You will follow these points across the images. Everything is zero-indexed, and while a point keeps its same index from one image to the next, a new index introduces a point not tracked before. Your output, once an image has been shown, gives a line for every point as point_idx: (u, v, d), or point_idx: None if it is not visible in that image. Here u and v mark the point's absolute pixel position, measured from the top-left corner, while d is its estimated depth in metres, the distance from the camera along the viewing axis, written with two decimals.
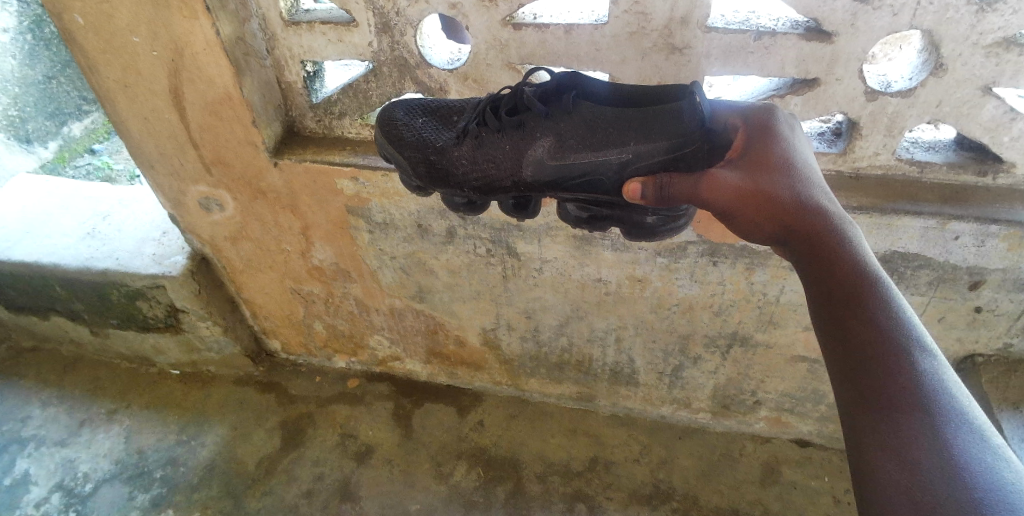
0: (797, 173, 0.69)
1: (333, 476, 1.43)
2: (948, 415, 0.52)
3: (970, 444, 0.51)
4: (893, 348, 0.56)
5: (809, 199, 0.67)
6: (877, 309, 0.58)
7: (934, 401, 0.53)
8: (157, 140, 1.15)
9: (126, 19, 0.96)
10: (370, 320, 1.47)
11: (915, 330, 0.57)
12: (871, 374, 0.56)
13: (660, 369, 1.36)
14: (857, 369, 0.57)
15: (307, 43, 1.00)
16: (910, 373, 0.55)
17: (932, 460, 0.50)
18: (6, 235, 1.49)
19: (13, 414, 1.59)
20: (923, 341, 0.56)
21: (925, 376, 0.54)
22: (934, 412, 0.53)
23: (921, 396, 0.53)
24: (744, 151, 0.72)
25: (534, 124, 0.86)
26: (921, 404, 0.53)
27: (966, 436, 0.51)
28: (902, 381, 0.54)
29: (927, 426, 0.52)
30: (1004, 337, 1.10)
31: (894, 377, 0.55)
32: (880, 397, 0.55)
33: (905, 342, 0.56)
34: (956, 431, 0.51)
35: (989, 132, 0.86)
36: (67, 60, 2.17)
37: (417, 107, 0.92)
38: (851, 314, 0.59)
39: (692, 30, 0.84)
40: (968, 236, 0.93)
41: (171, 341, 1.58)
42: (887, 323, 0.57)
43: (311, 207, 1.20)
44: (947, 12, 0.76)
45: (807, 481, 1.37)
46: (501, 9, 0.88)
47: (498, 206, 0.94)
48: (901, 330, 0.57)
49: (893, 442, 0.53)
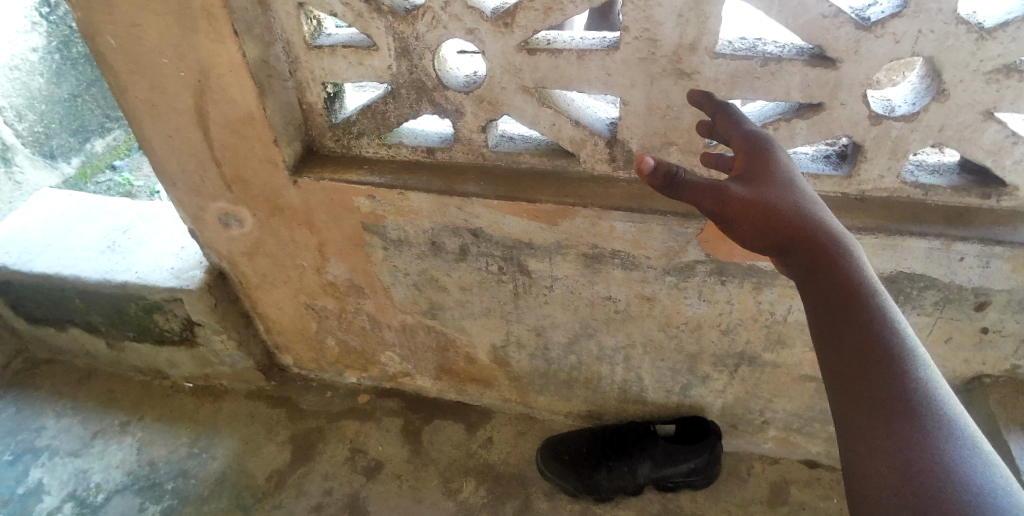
0: (800, 187, 0.71)
1: (344, 491, 1.45)
2: (941, 419, 0.56)
3: (958, 444, 0.54)
4: (890, 355, 0.60)
5: (812, 211, 0.69)
6: (875, 319, 0.63)
7: (926, 405, 0.57)
8: (179, 158, 1.19)
9: (156, 42, 1.01)
10: (381, 336, 1.49)
11: (909, 341, 0.61)
12: (869, 380, 0.60)
13: (669, 387, 1.36)
14: (852, 375, 0.61)
15: (328, 66, 1.04)
16: (905, 380, 0.58)
17: (924, 462, 0.53)
18: (27, 246, 1.53)
19: (29, 424, 1.61)
20: (916, 351, 0.60)
21: (918, 383, 0.58)
22: (927, 417, 0.56)
23: (913, 402, 0.57)
24: (749, 162, 0.73)
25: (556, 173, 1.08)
26: (916, 409, 0.57)
27: (956, 438, 0.54)
28: (900, 386, 0.58)
29: (921, 430, 0.55)
30: (1011, 359, 1.10)
31: (890, 384, 0.58)
32: (875, 400, 0.59)
33: (899, 351, 0.60)
34: (947, 433, 0.55)
35: (992, 155, 0.87)
36: (93, 79, 2.25)
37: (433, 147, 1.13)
38: (850, 323, 0.63)
39: (701, 56, 0.87)
40: (972, 256, 0.94)
41: (185, 355, 1.60)
42: (884, 334, 0.61)
43: (327, 225, 1.23)
44: (948, 39, 0.78)
45: (815, 502, 1.37)
46: (516, 35, 0.91)
47: (502, 240, 1.14)
48: (896, 339, 0.61)
49: (888, 445, 0.56)
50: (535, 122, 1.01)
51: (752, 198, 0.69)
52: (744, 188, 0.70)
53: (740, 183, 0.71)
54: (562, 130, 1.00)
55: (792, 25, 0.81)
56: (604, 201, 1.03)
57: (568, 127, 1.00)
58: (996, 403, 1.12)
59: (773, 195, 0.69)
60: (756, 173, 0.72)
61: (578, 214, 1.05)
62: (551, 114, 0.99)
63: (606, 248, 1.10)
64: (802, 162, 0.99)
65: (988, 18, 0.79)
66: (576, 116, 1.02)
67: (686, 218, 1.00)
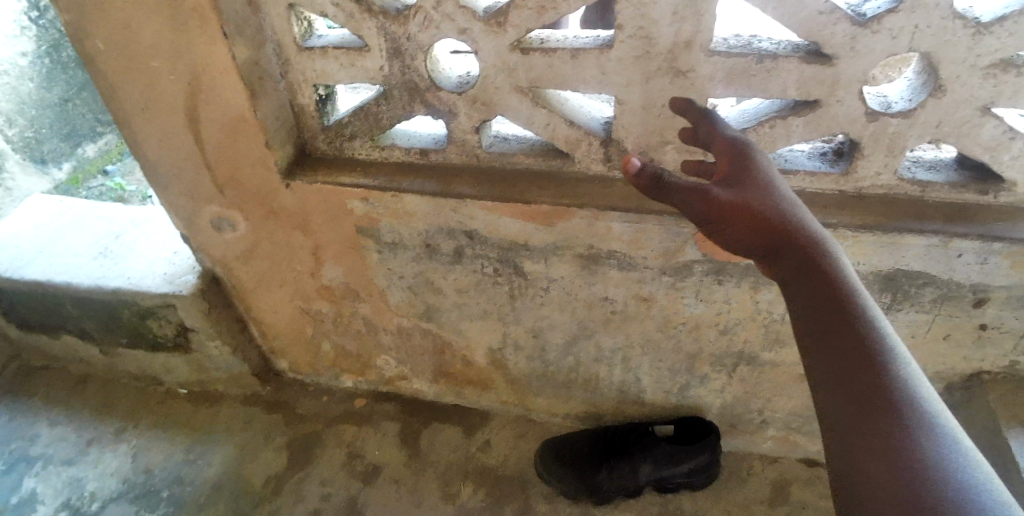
0: (783, 191, 0.71)
1: (341, 495, 1.43)
2: (925, 417, 0.55)
3: (943, 444, 0.53)
4: (872, 355, 0.59)
5: (795, 214, 0.69)
6: (859, 320, 0.62)
7: (911, 405, 0.56)
8: (172, 162, 1.17)
9: (147, 45, 1.00)
10: (377, 340, 1.48)
11: (892, 341, 0.60)
12: (855, 380, 0.59)
13: (667, 388, 1.36)
14: (839, 377, 0.60)
15: (321, 67, 1.02)
16: (890, 380, 0.58)
17: (912, 460, 0.52)
18: (19, 253, 1.51)
19: (23, 432, 1.60)
20: (900, 351, 0.60)
21: (902, 384, 0.57)
22: (913, 417, 0.55)
23: (899, 402, 0.56)
24: (733, 165, 0.73)
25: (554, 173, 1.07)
26: (900, 409, 0.56)
27: (940, 436, 0.53)
28: (884, 386, 0.57)
29: (907, 430, 0.54)
30: (1010, 355, 1.10)
31: (877, 384, 0.58)
32: (863, 400, 0.57)
33: (883, 352, 0.59)
34: (933, 432, 0.54)
35: (990, 151, 0.86)
36: (84, 83, 2.23)
37: (426, 149, 1.12)
38: (834, 324, 0.62)
39: (696, 54, 0.86)
40: (970, 253, 0.94)
41: (180, 360, 1.59)
42: (869, 334, 0.61)
43: (322, 228, 1.22)
44: (945, 35, 0.77)
45: (816, 501, 1.37)
46: (509, 34, 0.90)
47: (497, 240, 1.13)
48: (880, 340, 0.60)
49: (875, 446, 0.55)
50: (530, 123, 1.00)
51: (736, 200, 0.69)
52: (728, 191, 0.70)
53: (723, 186, 0.70)
54: (558, 131, 0.99)
55: (788, 22, 0.80)
56: (601, 200, 1.02)
57: (563, 127, 0.99)
58: (996, 401, 1.12)
59: (757, 198, 0.69)
60: (739, 177, 0.71)
61: (574, 215, 1.04)
62: (546, 114, 0.98)
63: (603, 248, 1.09)
64: (799, 160, 0.99)
65: (985, 12, 0.78)
66: (571, 116, 1.00)
67: (683, 218, 0.99)
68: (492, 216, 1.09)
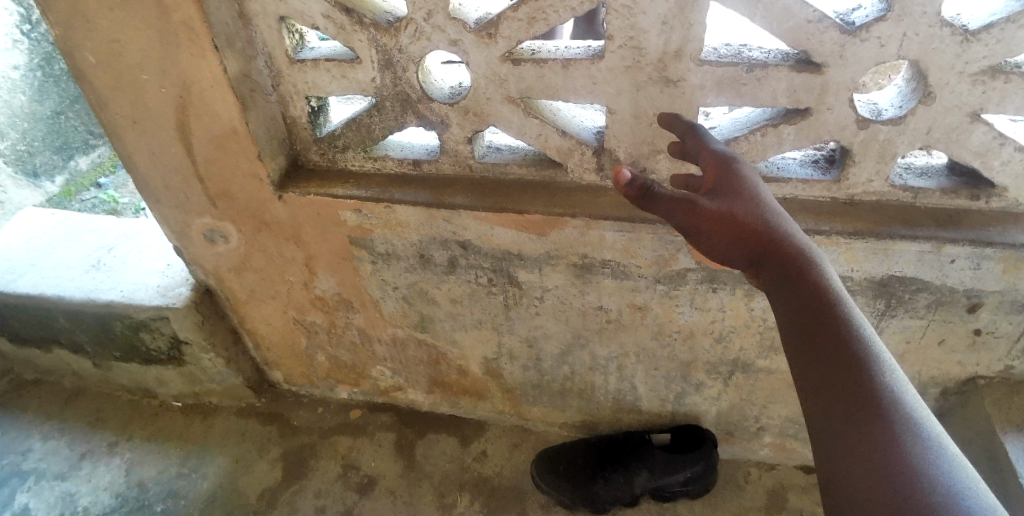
0: (767, 200, 0.71)
1: (336, 508, 1.43)
2: (915, 420, 0.55)
3: (929, 449, 0.52)
4: (858, 360, 0.59)
5: (780, 222, 0.69)
6: (845, 326, 0.62)
7: (897, 409, 0.56)
8: (163, 174, 1.17)
9: (137, 57, 0.99)
10: (371, 350, 1.47)
11: (878, 348, 0.60)
12: (847, 385, 0.59)
13: (662, 395, 1.35)
14: (829, 382, 0.60)
15: (312, 79, 1.02)
16: (877, 384, 0.57)
17: (899, 464, 0.52)
18: (11, 267, 1.51)
19: (15, 447, 1.58)
20: (885, 357, 0.60)
21: (888, 389, 0.57)
22: (899, 422, 0.55)
23: (887, 405, 0.56)
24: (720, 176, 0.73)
25: (549, 183, 1.07)
26: (886, 414, 0.56)
27: (928, 440, 0.53)
28: (870, 391, 0.57)
29: (894, 434, 0.54)
30: (1004, 359, 1.10)
31: (864, 388, 0.57)
32: (851, 405, 0.57)
33: (869, 357, 0.59)
34: (920, 435, 0.54)
35: (980, 157, 0.87)
36: (76, 96, 2.22)
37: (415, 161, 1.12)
38: (820, 332, 0.62)
39: (685, 63, 0.86)
40: (963, 259, 0.94)
41: (173, 373, 1.58)
42: (858, 339, 0.61)
43: (314, 239, 1.22)
44: (932, 42, 0.78)
45: (812, 508, 1.37)
46: (500, 45, 0.90)
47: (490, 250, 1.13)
48: (866, 347, 0.60)
49: (862, 451, 0.54)
50: (522, 132, 1.00)
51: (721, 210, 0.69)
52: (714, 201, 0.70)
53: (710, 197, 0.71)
54: (550, 140, 0.99)
55: (777, 31, 0.80)
56: (593, 210, 1.02)
57: (555, 137, 0.99)
58: (991, 405, 1.12)
59: (743, 208, 0.69)
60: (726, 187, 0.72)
61: (567, 224, 1.04)
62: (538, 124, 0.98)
63: (596, 257, 1.09)
64: (791, 167, 0.99)
65: (972, 20, 0.79)
66: (563, 126, 1.01)
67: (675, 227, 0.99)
68: (484, 225, 1.09)
